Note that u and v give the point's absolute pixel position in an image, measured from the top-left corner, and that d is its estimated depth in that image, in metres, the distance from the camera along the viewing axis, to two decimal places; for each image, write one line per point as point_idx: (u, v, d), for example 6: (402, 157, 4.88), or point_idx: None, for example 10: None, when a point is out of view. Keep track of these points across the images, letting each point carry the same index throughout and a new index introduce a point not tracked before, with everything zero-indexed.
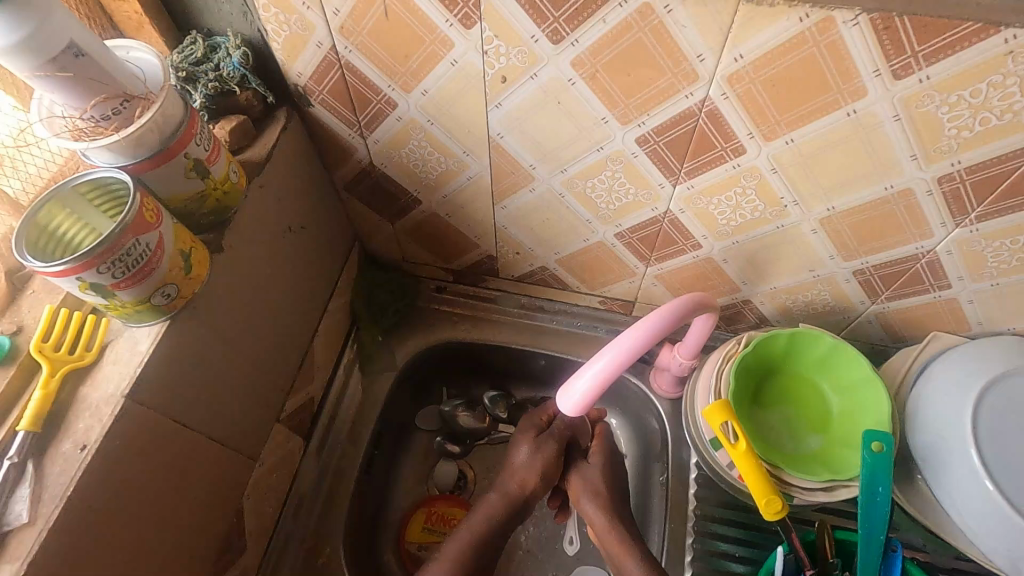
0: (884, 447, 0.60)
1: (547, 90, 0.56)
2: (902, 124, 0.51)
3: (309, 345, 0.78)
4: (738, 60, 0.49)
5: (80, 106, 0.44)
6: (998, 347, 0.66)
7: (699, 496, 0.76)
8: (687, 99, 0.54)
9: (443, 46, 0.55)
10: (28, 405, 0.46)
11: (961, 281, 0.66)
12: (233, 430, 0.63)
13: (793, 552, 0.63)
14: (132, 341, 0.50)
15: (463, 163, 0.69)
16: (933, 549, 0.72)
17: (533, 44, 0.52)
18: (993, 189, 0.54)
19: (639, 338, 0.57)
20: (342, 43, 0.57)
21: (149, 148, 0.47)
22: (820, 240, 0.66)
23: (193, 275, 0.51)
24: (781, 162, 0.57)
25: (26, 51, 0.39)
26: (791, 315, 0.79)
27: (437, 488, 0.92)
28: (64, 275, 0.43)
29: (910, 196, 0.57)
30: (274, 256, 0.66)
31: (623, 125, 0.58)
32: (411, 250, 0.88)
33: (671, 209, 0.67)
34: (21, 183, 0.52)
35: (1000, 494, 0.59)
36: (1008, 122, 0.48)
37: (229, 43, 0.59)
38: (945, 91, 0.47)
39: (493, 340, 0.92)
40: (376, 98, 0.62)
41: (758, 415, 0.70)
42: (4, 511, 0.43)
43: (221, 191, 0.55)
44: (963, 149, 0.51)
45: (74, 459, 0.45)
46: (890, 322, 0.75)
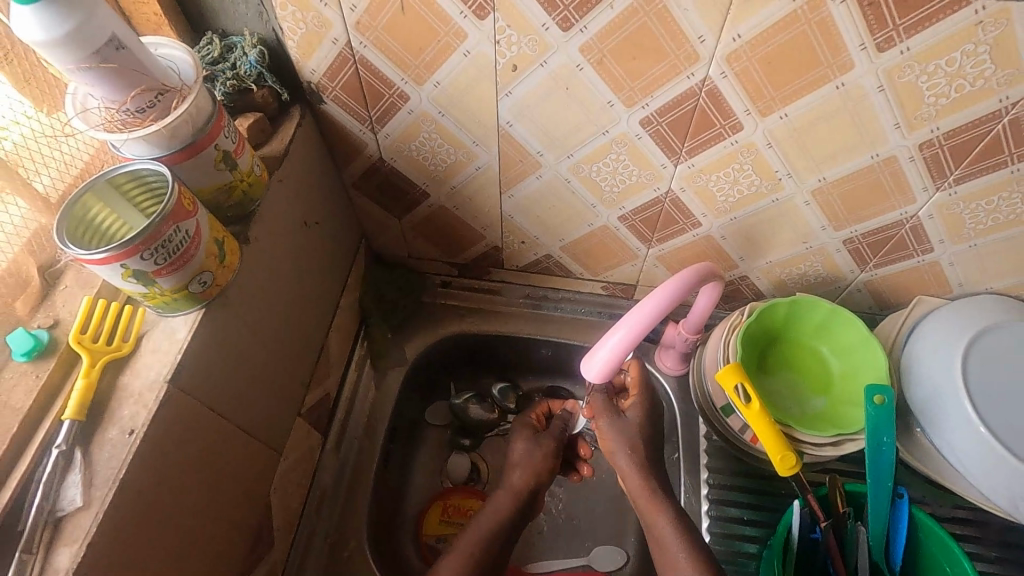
0: (885, 399, 0.64)
1: (556, 77, 0.60)
2: (886, 95, 0.55)
3: (325, 341, 0.79)
4: (737, 40, 0.53)
5: (119, 99, 0.46)
6: (978, 306, 0.71)
7: (711, 466, 0.79)
8: (688, 79, 0.57)
9: (457, 38, 0.58)
10: (71, 394, 0.47)
11: (942, 244, 0.71)
12: (260, 422, 0.64)
13: (808, 507, 0.66)
14: (169, 330, 0.51)
15: (472, 154, 0.71)
16: (932, 500, 0.76)
17: (543, 32, 0.56)
18: (969, 152, 0.59)
19: (647, 320, 0.60)
20: (357, 39, 0.60)
21: (183, 139, 0.49)
22: (811, 211, 0.70)
23: (226, 263, 0.53)
24: (776, 137, 0.61)
25: (72, 43, 0.41)
26: (786, 288, 0.83)
27: (452, 481, 0.94)
28: (108, 263, 0.44)
29: (894, 163, 0.62)
30: (294, 250, 0.68)
31: (627, 108, 0.61)
32: (416, 246, 0.90)
33: (672, 188, 0.70)
34: (51, 178, 0.52)
35: (990, 432, 0.64)
36: (979, 88, 0.53)
37: (245, 42, 0.61)
38: (924, 61, 0.52)
39: (500, 331, 0.94)
40: (388, 92, 0.65)
41: (764, 381, 0.73)
42: (57, 497, 0.43)
43: (247, 183, 0.56)
44: (940, 115, 0.56)
45: (122, 443, 0.45)
46: (878, 289, 0.80)
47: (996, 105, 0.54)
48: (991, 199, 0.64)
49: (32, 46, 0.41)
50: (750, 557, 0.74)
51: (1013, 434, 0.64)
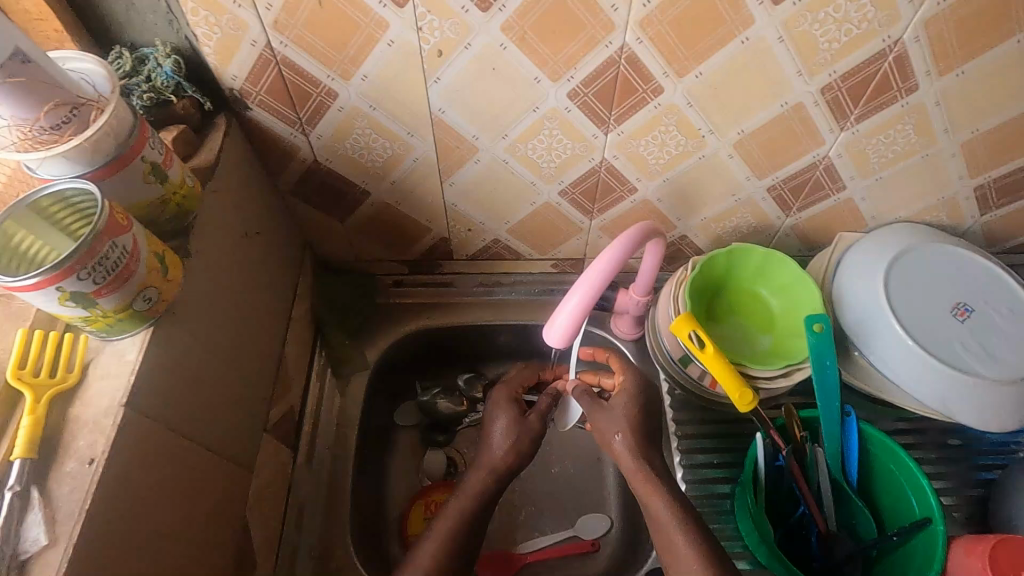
0: (824, 327, 0.69)
1: (482, 58, 0.61)
2: (786, 45, 0.60)
3: (282, 353, 0.77)
4: (647, 6, 0.57)
5: (31, 116, 0.44)
6: (892, 235, 0.78)
7: (677, 418, 0.83)
8: (607, 48, 0.60)
9: (378, 28, 0.58)
10: (18, 433, 0.44)
11: (853, 181, 0.77)
12: (227, 440, 0.62)
13: (770, 437, 0.70)
14: (117, 353, 0.49)
15: (408, 146, 0.72)
16: (876, 417, 0.83)
17: (464, 15, 0.57)
18: (864, 91, 0.65)
19: (592, 286, 0.60)
20: (277, 38, 0.59)
21: (106, 153, 0.47)
22: (736, 164, 0.74)
23: (170, 277, 0.51)
24: (695, 96, 0.65)
25: None
26: (722, 242, 0.88)
27: (431, 478, 0.94)
28: (41, 288, 0.42)
29: (802, 109, 0.67)
30: (239, 263, 0.66)
31: (554, 82, 0.64)
32: (363, 248, 0.90)
33: (606, 157, 0.73)
34: None
35: (918, 346, 0.70)
36: (865, 30, 0.59)
37: (158, 53, 0.59)
38: (815, 10, 0.57)
39: (459, 322, 0.95)
40: (316, 91, 0.64)
41: (715, 329, 0.78)
42: (18, 540, 0.41)
43: (180, 195, 0.54)
44: (836, 59, 0.61)
45: (83, 474, 0.43)
46: (804, 231, 0.86)
47: (882, 44, 0.60)
48: (889, 132, 0.70)
49: None
50: (723, 497, 0.78)
51: (937, 345, 0.71)
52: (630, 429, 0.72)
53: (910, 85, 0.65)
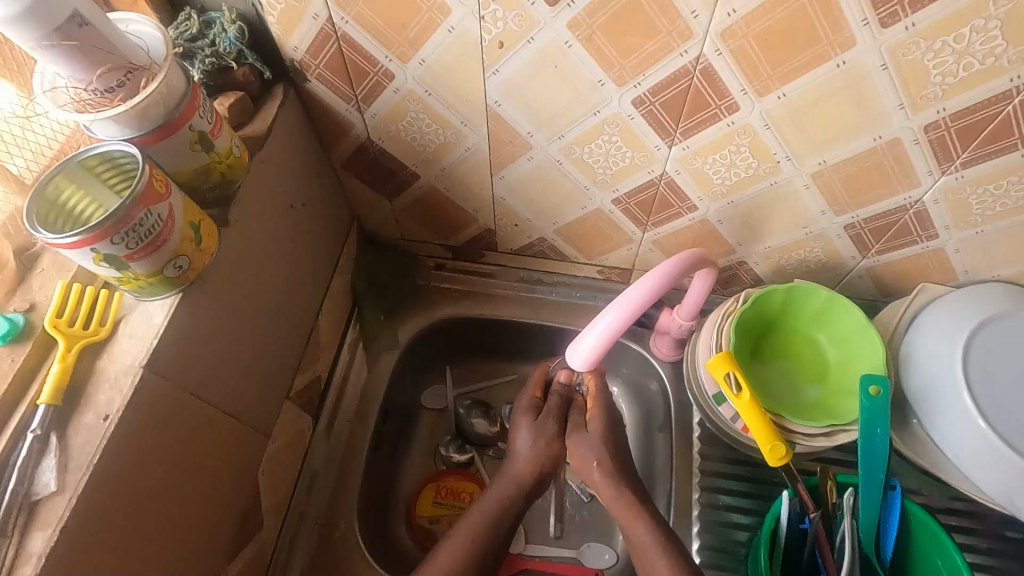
0: (881, 390, 0.63)
1: (544, 54, 0.57)
2: (889, 74, 0.53)
3: (314, 324, 0.78)
4: (732, 15, 0.51)
5: (85, 78, 0.45)
6: (984, 295, 0.69)
7: (702, 452, 0.80)
8: (681, 57, 0.55)
9: (441, 12, 0.56)
10: (47, 379, 0.47)
11: (947, 230, 0.68)
12: (247, 404, 0.64)
13: (797, 496, 0.65)
14: (146, 315, 0.51)
15: (461, 135, 0.69)
16: (929, 491, 0.76)
17: (530, 7, 0.53)
18: (977, 135, 0.56)
19: (618, 316, 0.59)
20: (338, 14, 0.58)
21: (155, 121, 0.48)
22: (812, 195, 0.67)
23: (202, 247, 0.52)
24: (774, 118, 0.59)
25: (33, 18, 0.40)
26: (786, 274, 0.80)
27: (446, 463, 0.91)
28: (79, 246, 0.43)
29: (898, 146, 0.59)
30: (282, 232, 0.68)
31: (619, 87, 0.59)
32: (410, 229, 0.89)
33: (668, 171, 0.68)
34: (24, 161, 0.51)
35: (992, 430, 0.63)
36: (990, 67, 0.50)
37: (224, 19, 0.59)
38: (929, 39, 0.49)
39: (494, 314, 0.92)
40: (373, 70, 0.63)
41: (760, 370, 0.72)
42: (32, 482, 0.43)
43: (225, 164, 0.55)
44: (948, 96, 0.53)
45: (98, 429, 0.45)
46: (880, 277, 0.77)
47: (1008, 84, 0.51)
48: (1000, 183, 0.61)
49: None
50: (738, 544, 0.74)
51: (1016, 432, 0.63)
52: (607, 457, 0.69)
53: None
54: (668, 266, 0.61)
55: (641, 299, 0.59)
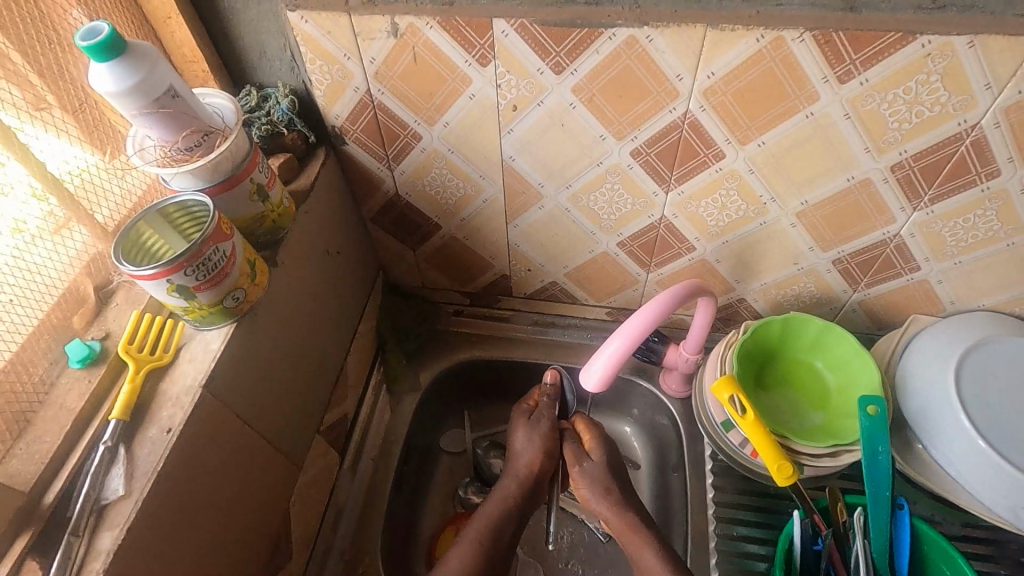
0: (878, 410, 0.67)
1: (552, 114, 0.67)
2: (853, 122, 0.61)
3: (342, 364, 0.84)
4: (711, 77, 0.60)
5: (171, 139, 0.54)
6: (969, 322, 0.74)
7: (716, 485, 0.81)
8: (671, 113, 0.64)
9: (463, 83, 0.65)
10: (118, 397, 0.52)
11: (928, 262, 0.73)
12: (282, 433, 0.68)
13: (809, 517, 0.68)
14: (205, 341, 0.57)
15: (479, 187, 0.78)
16: (943, 519, 0.76)
17: (539, 76, 0.63)
18: (938, 173, 0.63)
19: (626, 342, 0.65)
20: (376, 86, 0.67)
21: (224, 174, 0.57)
22: (798, 233, 0.74)
23: (256, 281, 0.59)
24: (757, 163, 0.67)
25: (138, 92, 0.49)
26: (784, 310, 0.86)
27: (464, 506, 0.91)
28: (156, 278, 0.50)
29: (870, 185, 0.66)
30: (318, 275, 0.75)
31: (618, 141, 0.68)
32: (431, 276, 0.96)
33: (665, 215, 0.76)
34: (109, 211, 0.61)
35: (994, 450, 0.66)
36: (938, 114, 0.58)
37: (279, 93, 0.70)
38: (883, 91, 0.57)
39: (509, 356, 0.96)
40: (403, 133, 0.72)
41: (763, 396, 0.77)
42: (102, 487, 0.48)
43: (276, 213, 0.63)
44: (906, 139, 0.61)
45: (161, 440, 0.51)
46: (873, 310, 0.82)
47: (957, 127, 0.59)
48: (968, 216, 0.67)
49: (105, 96, 0.49)
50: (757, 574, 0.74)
51: (1015, 449, 0.66)
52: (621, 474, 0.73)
53: (991, 170, 0.62)
54: (667, 296, 0.67)
55: (641, 326, 0.65)
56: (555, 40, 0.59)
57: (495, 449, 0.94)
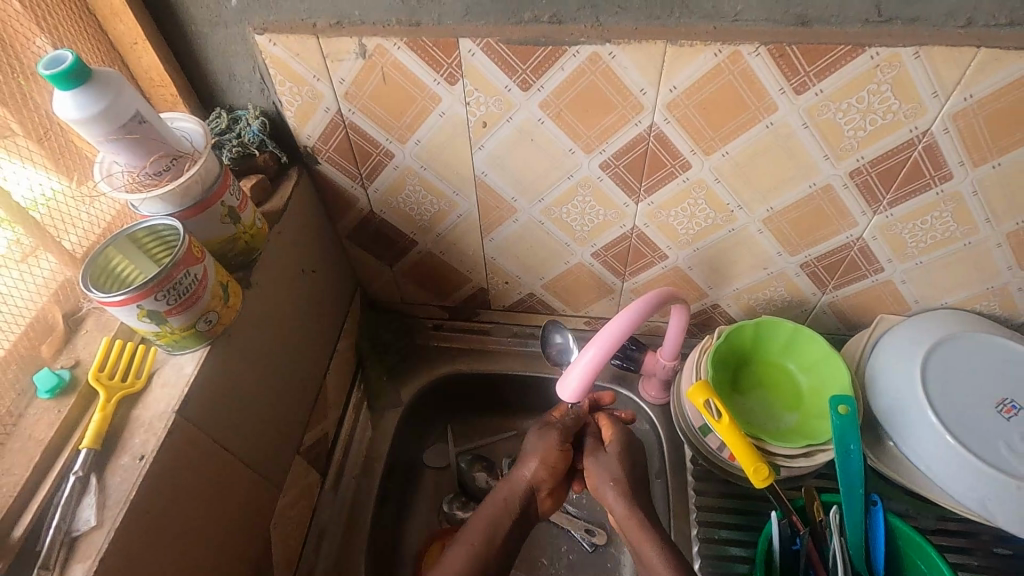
0: (849, 409, 0.69)
1: (521, 130, 0.68)
2: (811, 131, 0.63)
3: (322, 383, 0.84)
4: (673, 91, 0.62)
5: (139, 165, 0.54)
6: (933, 321, 0.77)
7: (697, 489, 0.82)
8: (637, 126, 0.65)
9: (432, 101, 0.66)
10: (89, 426, 0.52)
11: (891, 263, 0.75)
12: (260, 455, 0.67)
13: (786, 517, 0.69)
14: (178, 365, 0.57)
15: (454, 203, 0.78)
16: (918, 513, 0.78)
17: (507, 93, 0.64)
18: (895, 178, 0.66)
19: (601, 350, 0.66)
20: (346, 106, 0.68)
21: (193, 198, 0.57)
22: (766, 238, 0.75)
23: (229, 303, 0.59)
24: (722, 172, 0.68)
25: (103, 119, 0.49)
26: (757, 314, 0.87)
27: (448, 521, 0.90)
28: (126, 304, 0.50)
29: (831, 190, 0.68)
30: (294, 295, 0.75)
31: (587, 154, 0.69)
32: (409, 292, 0.96)
33: (637, 225, 0.77)
34: (78, 237, 0.60)
35: (960, 444, 0.68)
36: (890, 121, 0.61)
37: (249, 115, 0.70)
38: (837, 100, 0.60)
39: (489, 369, 0.97)
40: (376, 151, 0.73)
41: (739, 400, 0.79)
42: (73, 518, 0.48)
43: (249, 235, 0.63)
44: (862, 146, 0.63)
45: (133, 468, 0.50)
46: (842, 311, 0.84)
47: (909, 134, 0.61)
48: (926, 218, 0.69)
49: (68, 124, 0.49)
50: None
51: (980, 442, 0.68)
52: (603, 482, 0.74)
53: (944, 173, 0.64)
54: (639, 304, 0.68)
55: (615, 335, 0.66)
56: (521, 58, 0.61)
57: (479, 463, 0.93)
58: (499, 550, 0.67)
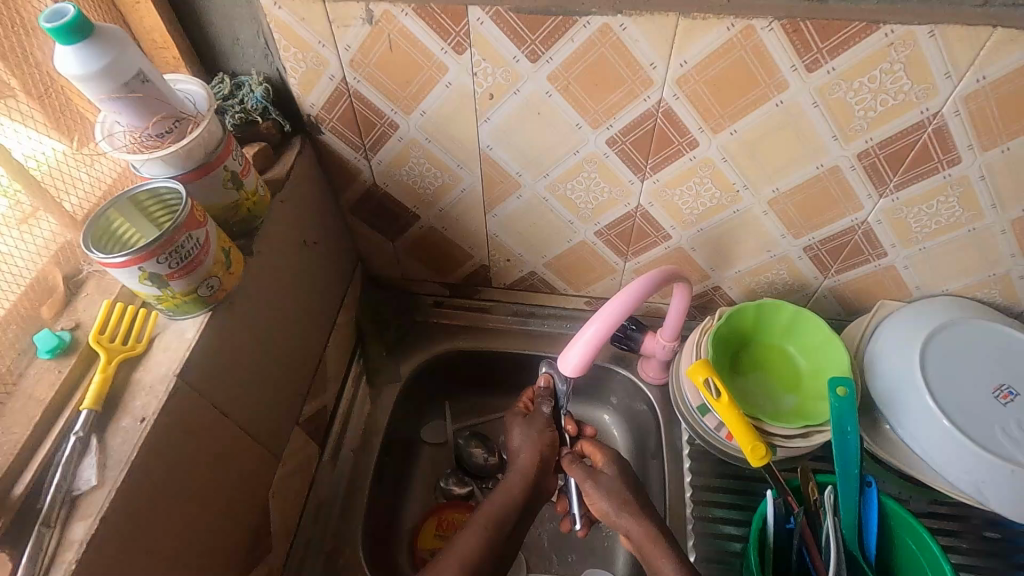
0: (847, 391, 0.69)
1: (528, 103, 0.67)
2: (821, 110, 0.62)
3: (321, 356, 0.84)
4: (684, 66, 0.61)
5: (141, 125, 0.53)
6: (934, 307, 0.77)
7: (694, 469, 0.82)
8: (645, 101, 0.65)
9: (439, 71, 0.65)
10: (89, 387, 0.52)
11: (894, 248, 0.75)
12: (260, 424, 0.67)
13: (781, 497, 0.70)
14: (179, 331, 0.56)
15: (457, 177, 0.78)
16: (910, 497, 0.79)
17: (515, 64, 0.63)
18: (903, 160, 0.65)
19: (603, 325, 0.66)
20: (352, 74, 0.67)
21: (196, 161, 0.56)
22: (770, 220, 0.75)
23: (231, 270, 0.59)
24: (729, 151, 0.68)
25: (105, 76, 0.48)
26: (757, 297, 0.87)
27: (445, 496, 0.91)
28: (128, 265, 0.49)
29: (838, 172, 0.68)
30: (295, 265, 0.74)
31: (594, 129, 0.69)
32: (410, 268, 0.96)
33: (642, 203, 0.77)
34: (78, 199, 0.59)
35: (956, 428, 0.68)
36: (901, 102, 0.60)
37: (252, 81, 0.69)
38: (849, 79, 0.59)
39: (489, 346, 0.97)
40: (380, 122, 0.72)
41: (738, 381, 0.79)
42: (74, 478, 0.48)
43: (252, 201, 0.63)
44: (872, 127, 0.63)
45: (134, 429, 0.50)
46: (843, 296, 0.84)
47: (920, 115, 0.61)
48: (931, 202, 0.69)
49: (70, 80, 0.48)
50: (733, 555, 0.76)
51: (976, 427, 0.69)
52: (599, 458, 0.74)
53: (952, 157, 0.64)
54: (642, 281, 0.68)
55: (618, 311, 0.66)
56: (530, 28, 0.60)
57: (476, 439, 0.94)
58: (497, 525, 0.68)
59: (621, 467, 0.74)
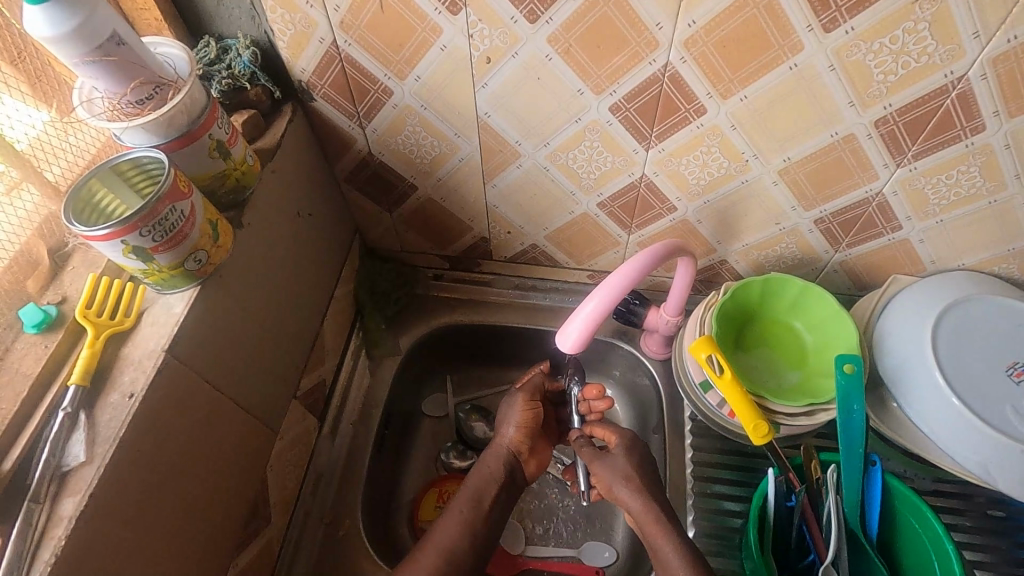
0: (855, 368, 0.67)
1: (527, 67, 0.64)
2: (837, 74, 0.59)
3: (319, 329, 0.82)
4: (692, 26, 0.57)
5: (119, 91, 0.51)
6: (949, 282, 0.74)
7: (695, 444, 0.81)
8: (651, 65, 0.61)
9: (433, 33, 0.62)
10: (77, 362, 0.51)
11: (909, 221, 0.72)
12: (255, 398, 0.67)
13: (784, 475, 0.69)
14: (167, 305, 0.55)
15: (455, 146, 0.75)
16: (915, 474, 0.78)
17: (513, 25, 0.60)
18: (924, 127, 0.62)
19: (604, 301, 0.64)
20: (342, 37, 0.64)
21: (179, 129, 0.54)
22: (780, 191, 0.72)
23: (219, 243, 0.57)
24: (738, 118, 0.65)
25: (78, 38, 0.46)
26: (765, 270, 0.85)
27: (446, 469, 0.91)
28: (110, 238, 0.48)
29: (853, 141, 0.65)
30: (289, 237, 0.72)
31: (596, 95, 0.65)
32: (408, 239, 0.94)
33: (646, 173, 0.74)
34: (61, 169, 0.58)
35: (966, 407, 0.66)
36: (924, 64, 0.56)
37: (239, 44, 0.66)
38: (868, 40, 0.55)
39: (489, 320, 0.95)
40: (373, 87, 0.69)
41: (742, 357, 0.78)
42: (63, 454, 0.47)
43: (240, 171, 0.61)
44: (891, 92, 0.59)
45: (123, 406, 0.50)
46: (854, 270, 0.81)
47: (944, 79, 0.57)
48: (950, 173, 0.66)
49: (41, 43, 0.46)
50: (733, 530, 0.75)
51: (987, 406, 0.67)
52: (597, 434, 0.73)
53: (976, 124, 0.60)
54: (643, 255, 0.66)
55: (618, 287, 0.64)
56: None
57: (477, 413, 0.94)
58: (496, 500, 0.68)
59: (620, 443, 0.73)
